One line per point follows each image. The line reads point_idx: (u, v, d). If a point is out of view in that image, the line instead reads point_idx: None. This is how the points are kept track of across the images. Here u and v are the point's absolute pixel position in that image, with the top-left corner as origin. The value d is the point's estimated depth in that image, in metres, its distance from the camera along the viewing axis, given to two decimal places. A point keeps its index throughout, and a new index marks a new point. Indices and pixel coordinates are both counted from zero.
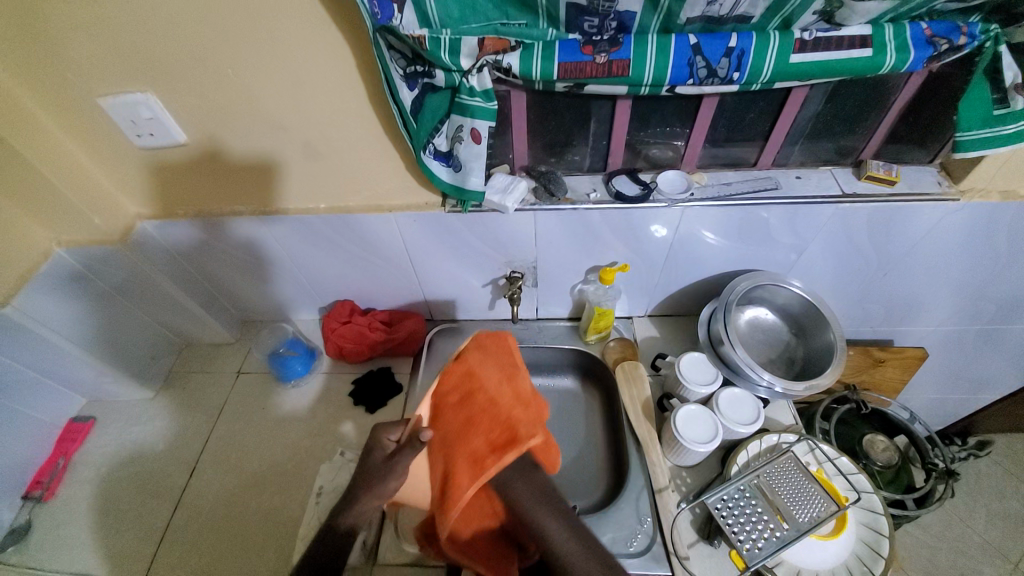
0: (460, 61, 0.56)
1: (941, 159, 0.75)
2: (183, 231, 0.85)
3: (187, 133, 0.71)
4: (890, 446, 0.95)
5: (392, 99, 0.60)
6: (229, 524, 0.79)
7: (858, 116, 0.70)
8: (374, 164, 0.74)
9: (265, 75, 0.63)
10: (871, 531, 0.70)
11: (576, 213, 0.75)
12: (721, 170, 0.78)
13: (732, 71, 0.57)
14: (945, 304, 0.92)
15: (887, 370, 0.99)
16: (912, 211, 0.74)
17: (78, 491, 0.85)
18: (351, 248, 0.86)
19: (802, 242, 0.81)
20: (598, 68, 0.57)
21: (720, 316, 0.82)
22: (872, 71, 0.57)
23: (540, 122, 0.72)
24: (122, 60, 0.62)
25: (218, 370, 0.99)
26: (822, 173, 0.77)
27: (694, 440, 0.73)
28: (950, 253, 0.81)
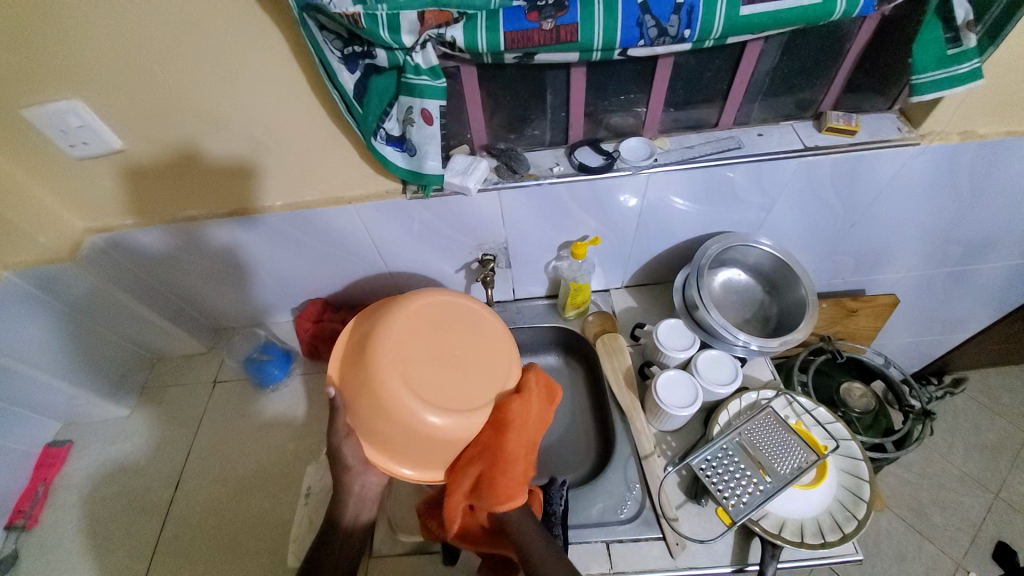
0: (401, 38, 0.53)
1: (900, 104, 0.75)
2: (136, 242, 0.81)
3: (124, 138, 0.67)
4: (866, 392, 0.98)
5: (332, 84, 0.58)
6: (221, 533, 0.79)
7: (814, 67, 0.70)
8: (329, 155, 0.71)
9: (197, 69, 0.59)
10: (851, 477, 0.72)
11: (542, 188, 0.74)
12: (684, 133, 0.77)
13: (683, 29, 0.55)
14: (913, 249, 0.93)
15: (861, 319, 1.01)
16: (875, 159, 0.74)
17: (62, 516, 0.82)
18: (316, 245, 0.84)
19: (769, 200, 0.80)
20: (545, 35, 0.55)
21: (693, 280, 0.83)
22: (823, 19, 0.56)
23: (495, 98, 0.69)
24: (37, 64, 0.57)
25: (193, 381, 0.97)
26: (784, 128, 0.76)
27: (675, 405, 0.74)
28: (914, 198, 0.82)
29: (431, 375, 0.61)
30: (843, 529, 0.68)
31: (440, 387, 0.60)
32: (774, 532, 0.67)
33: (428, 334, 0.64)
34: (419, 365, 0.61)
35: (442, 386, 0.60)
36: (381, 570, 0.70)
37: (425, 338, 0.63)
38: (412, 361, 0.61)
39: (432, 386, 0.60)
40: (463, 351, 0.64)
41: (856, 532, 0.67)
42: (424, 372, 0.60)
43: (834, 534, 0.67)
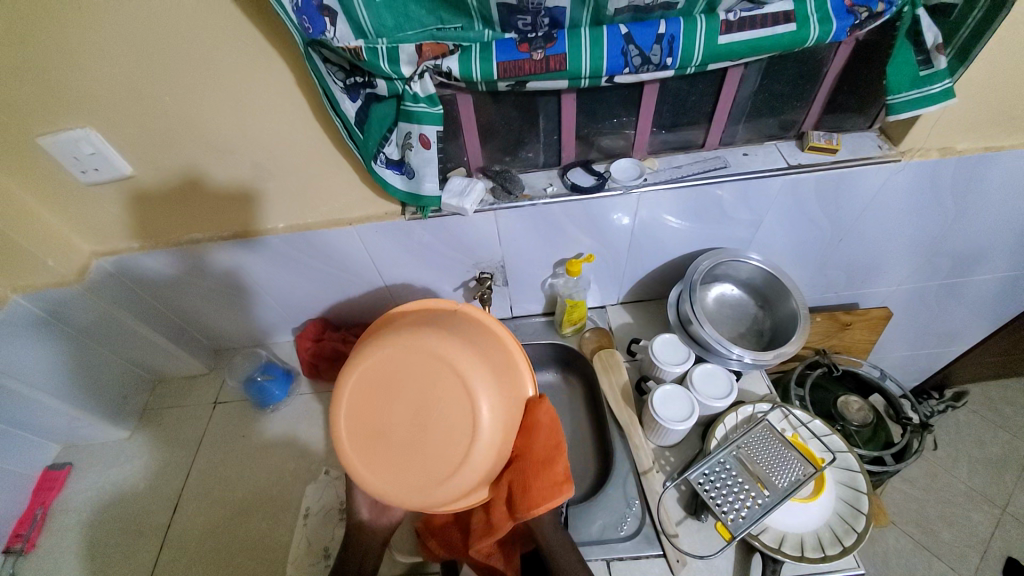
0: (400, 68, 0.57)
1: (879, 124, 0.78)
2: (142, 264, 0.83)
3: (134, 165, 0.70)
4: (863, 405, 0.98)
5: (335, 112, 0.61)
6: (218, 556, 0.78)
7: (794, 90, 0.73)
8: (330, 178, 0.74)
9: (207, 99, 0.63)
10: (849, 490, 0.72)
11: (536, 208, 0.76)
12: (672, 154, 0.80)
13: (664, 57, 0.58)
14: (902, 262, 0.95)
15: (856, 332, 1.02)
16: (857, 175, 0.76)
17: (59, 541, 0.82)
18: (317, 265, 0.86)
19: (758, 216, 0.83)
20: (536, 65, 0.58)
21: (686, 296, 0.84)
22: (797, 45, 0.59)
23: (490, 123, 0.72)
24: (56, 96, 0.60)
25: (193, 403, 0.97)
26: (768, 147, 0.79)
27: (672, 419, 0.74)
28: (899, 212, 0.84)
29: (417, 453, 0.59)
30: (844, 542, 0.67)
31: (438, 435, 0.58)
32: (774, 546, 0.66)
33: (383, 433, 0.60)
34: (400, 457, 0.59)
35: (438, 449, 0.58)
36: None
37: (374, 422, 0.60)
38: (392, 461, 0.59)
39: (433, 461, 0.58)
40: (408, 402, 0.59)
41: (856, 545, 0.67)
42: (409, 457, 0.59)
43: (834, 548, 0.67)
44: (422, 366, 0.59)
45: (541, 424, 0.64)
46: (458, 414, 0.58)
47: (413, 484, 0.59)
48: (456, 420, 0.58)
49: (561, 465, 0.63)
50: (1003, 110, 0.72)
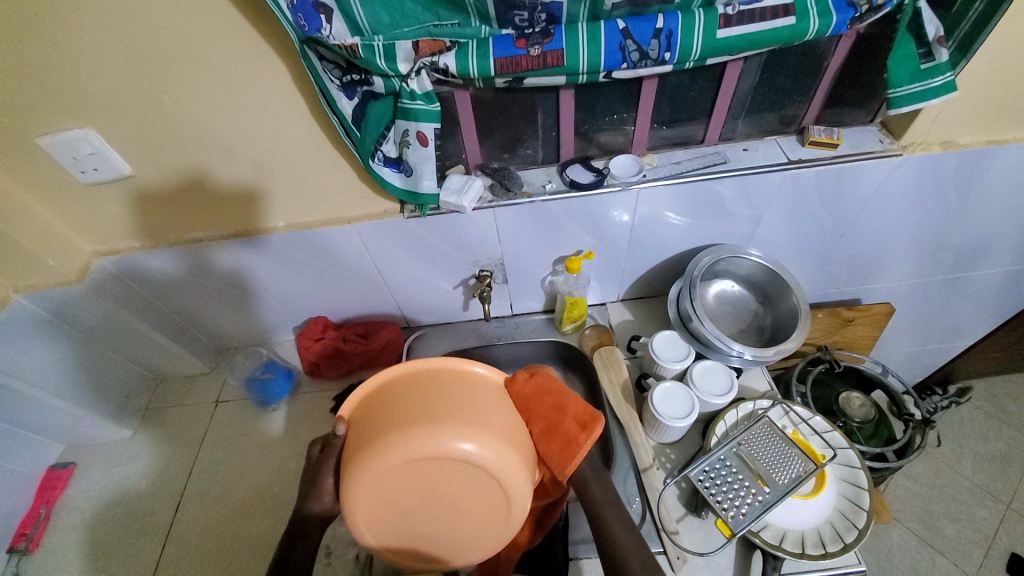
0: (397, 65, 0.57)
1: (880, 118, 0.77)
2: (142, 264, 0.83)
3: (133, 165, 0.70)
4: (865, 401, 0.97)
5: (332, 110, 0.60)
6: (220, 554, 0.78)
7: (794, 85, 0.73)
8: (329, 176, 0.74)
9: (204, 98, 0.62)
10: (851, 486, 0.72)
11: (535, 205, 0.76)
12: (671, 150, 0.79)
13: (663, 52, 0.58)
14: (905, 257, 0.94)
15: (858, 328, 1.01)
16: (858, 170, 0.76)
17: (63, 540, 0.82)
18: (316, 264, 0.86)
19: (758, 212, 0.82)
20: (533, 60, 0.58)
21: (687, 293, 0.84)
22: (797, 38, 0.58)
23: (488, 120, 0.72)
24: (55, 97, 0.61)
25: (195, 402, 0.98)
26: (768, 143, 0.79)
27: (672, 416, 0.74)
28: (902, 207, 0.83)
29: (460, 513, 0.55)
30: (845, 539, 0.67)
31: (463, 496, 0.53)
32: (774, 543, 0.66)
33: (421, 522, 0.55)
34: (451, 526, 0.56)
35: (477, 498, 0.54)
36: None
37: (408, 523, 0.55)
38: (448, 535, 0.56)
39: (481, 511, 0.55)
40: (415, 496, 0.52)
41: (857, 542, 0.66)
42: (460, 520, 0.55)
43: (835, 545, 0.67)
44: (406, 469, 0.50)
45: (530, 397, 0.59)
46: (469, 473, 0.51)
47: (479, 537, 0.56)
48: (463, 479, 0.52)
49: (568, 418, 0.59)
50: (1006, 103, 0.71)
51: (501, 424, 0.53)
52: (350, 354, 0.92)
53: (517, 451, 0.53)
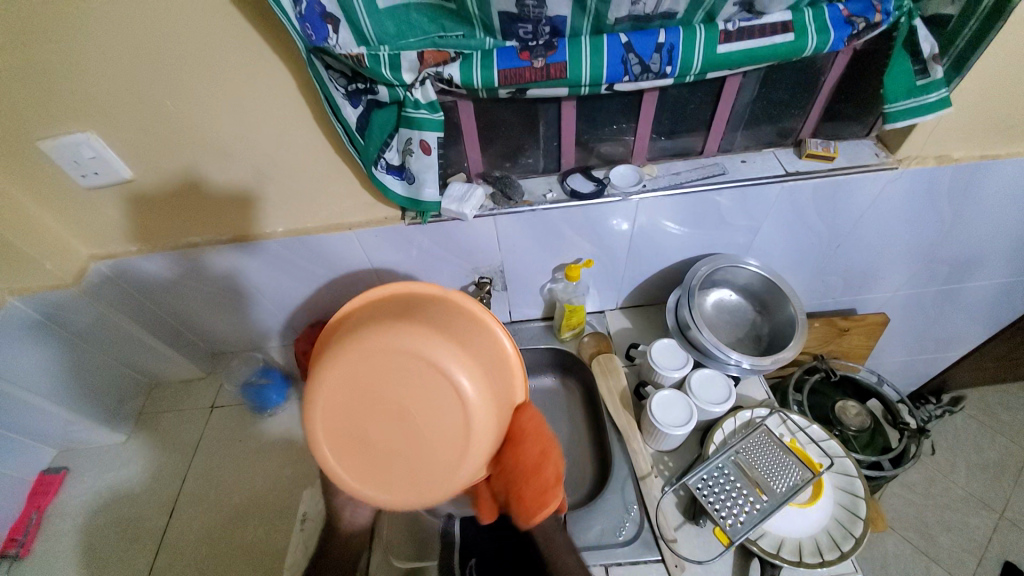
0: (402, 75, 0.57)
1: (876, 132, 0.79)
2: (140, 267, 0.83)
3: (134, 169, 0.70)
4: (861, 410, 0.99)
5: (336, 118, 0.61)
6: (214, 561, 0.77)
7: (792, 98, 0.74)
8: (331, 182, 0.74)
9: (207, 104, 0.63)
10: (847, 495, 0.72)
11: (536, 214, 0.76)
12: (671, 160, 0.80)
13: (664, 66, 0.59)
14: (899, 268, 0.96)
15: (853, 338, 1.03)
16: (854, 183, 0.77)
17: (55, 546, 0.81)
18: (316, 270, 0.86)
19: (756, 223, 0.83)
20: (537, 72, 0.58)
21: (685, 301, 0.84)
22: (795, 55, 0.60)
23: (489, 129, 0.73)
24: (57, 101, 0.61)
25: (192, 407, 0.97)
26: (766, 155, 0.80)
27: (670, 424, 0.75)
28: (897, 219, 0.85)
29: (407, 446, 0.53)
30: (841, 548, 0.68)
31: (420, 426, 0.53)
32: (772, 551, 0.67)
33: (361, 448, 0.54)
34: (406, 470, 0.54)
35: (430, 443, 0.53)
36: None
37: (353, 443, 0.54)
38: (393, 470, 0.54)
39: (437, 449, 0.53)
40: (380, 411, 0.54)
41: (854, 551, 0.67)
42: (404, 456, 0.54)
43: (832, 553, 0.67)
44: (387, 370, 0.53)
45: (527, 433, 0.58)
46: (440, 403, 0.52)
47: (424, 481, 0.53)
48: (434, 403, 0.52)
49: (551, 469, 0.58)
50: (998, 119, 0.73)
51: (491, 368, 0.55)
52: None
53: (493, 402, 0.55)
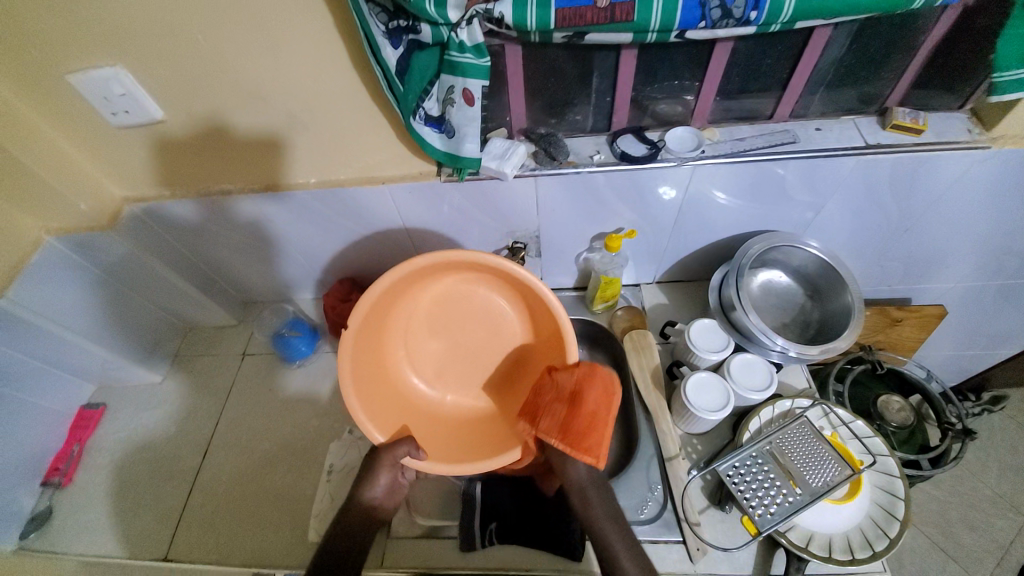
0: (447, 13, 0.50)
1: (971, 104, 0.69)
2: (173, 212, 0.81)
3: (164, 109, 0.67)
4: (904, 406, 0.94)
5: (376, 59, 0.56)
6: (244, 502, 0.81)
7: (883, 59, 0.65)
8: (365, 132, 0.70)
9: (234, 35, 0.58)
10: (885, 494, 0.69)
11: (580, 176, 0.71)
12: (734, 125, 0.73)
13: (749, 11, 0.51)
14: (969, 259, 0.87)
15: (904, 330, 0.96)
16: (939, 161, 0.68)
17: (97, 475, 0.86)
18: (347, 224, 0.83)
19: (819, 200, 0.76)
20: (599, 13, 0.51)
21: (732, 280, 0.79)
22: (900, 8, 0.51)
23: (537, 79, 0.66)
24: (84, 30, 0.57)
25: (224, 353, 0.99)
26: (844, 123, 0.71)
27: (705, 408, 0.71)
28: (978, 205, 0.76)
29: (477, 361, 0.78)
30: (874, 547, 0.65)
31: (465, 362, 0.78)
32: (800, 545, 0.65)
33: (456, 364, 0.78)
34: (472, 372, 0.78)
35: (479, 361, 0.78)
36: (402, 550, 0.71)
37: (450, 366, 0.78)
38: (467, 365, 0.78)
39: (485, 359, 0.78)
40: (436, 328, 0.77)
41: (887, 551, 0.65)
42: (478, 360, 0.78)
43: (863, 552, 0.65)
44: (390, 396, 0.72)
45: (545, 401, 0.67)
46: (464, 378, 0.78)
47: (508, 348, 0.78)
48: (461, 365, 0.78)
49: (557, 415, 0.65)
50: None
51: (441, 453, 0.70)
52: None
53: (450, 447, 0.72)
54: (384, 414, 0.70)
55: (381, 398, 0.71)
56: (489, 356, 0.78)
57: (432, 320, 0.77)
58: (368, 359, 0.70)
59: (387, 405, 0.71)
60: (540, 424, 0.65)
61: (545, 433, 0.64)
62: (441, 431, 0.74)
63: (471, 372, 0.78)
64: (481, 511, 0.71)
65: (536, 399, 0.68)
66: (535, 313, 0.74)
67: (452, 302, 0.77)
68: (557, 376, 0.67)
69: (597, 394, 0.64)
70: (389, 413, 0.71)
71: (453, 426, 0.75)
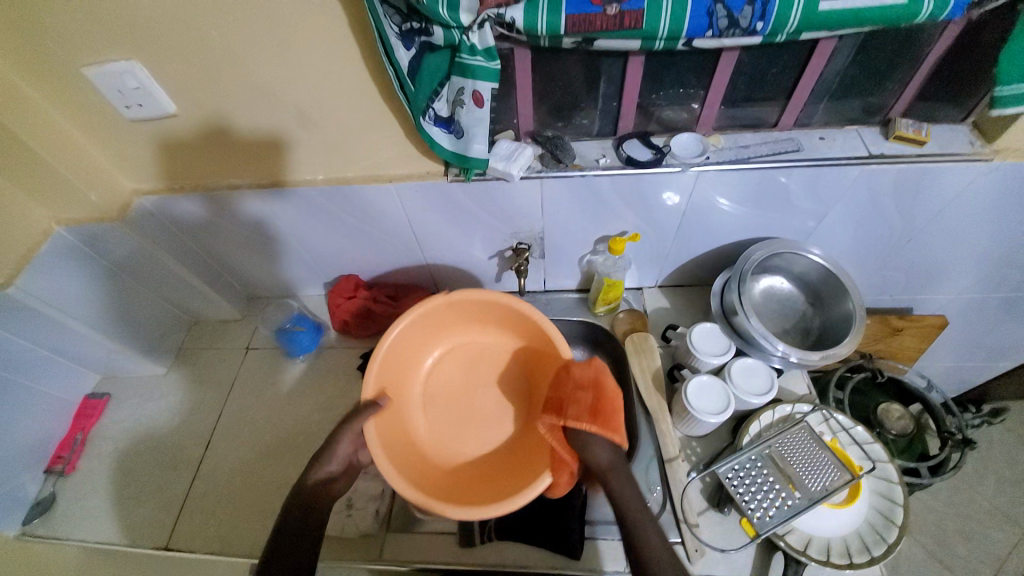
0: (460, 16, 0.51)
1: (974, 117, 0.69)
2: (182, 206, 0.82)
3: (177, 104, 0.68)
4: (904, 414, 0.96)
5: (388, 60, 0.57)
6: (245, 493, 0.81)
7: (887, 71, 0.65)
8: (373, 131, 0.71)
9: (249, 33, 0.59)
10: (884, 500, 0.70)
11: (585, 179, 0.72)
12: (739, 132, 0.73)
13: (755, 21, 0.52)
14: (970, 271, 0.88)
15: (905, 339, 0.97)
16: (942, 172, 0.69)
17: (99, 464, 0.87)
18: (354, 222, 0.84)
19: (822, 208, 0.77)
20: (608, 20, 0.52)
21: (735, 286, 0.80)
22: (907, 20, 0.52)
23: (546, 83, 0.67)
24: (102, 25, 0.58)
25: (228, 346, 1.00)
26: (848, 133, 0.72)
27: (704, 411, 0.72)
28: (979, 217, 0.76)
29: (469, 425, 0.74)
30: (872, 552, 0.66)
31: (462, 419, 0.75)
32: (799, 548, 0.65)
33: (446, 410, 0.75)
34: (456, 427, 0.74)
35: (473, 424, 0.74)
36: (400, 544, 0.72)
37: (444, 408, 0.76)
38: (460, 419, 0.75)
39: (475, 427, 0.74)
40: (464, 365, 0.79)
41: (885, 556, 0.65)
42: (467, 425, 0.74)
43: (862, 556, 0.65)
44: (396, 390, 0.72)
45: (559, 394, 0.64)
46: (440, 428, 0.74)
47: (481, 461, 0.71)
48: (456, 412, 0.76)
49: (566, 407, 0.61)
50: None
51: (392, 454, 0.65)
52: (380, 315, 0.92)
53: (396, 460, 0.64)
54: (392, 394, 0.71)
55: (393, 371, 0.72)
56: (488, 421, 0.75)
57: (473, 354, 0.80)
58: (410, 332, 0.74)
59: (388, 378, 0.71)
60: (568, 413, 0.60)
61: (554, 427, 0.61)
62: (405, 447, 0.69)
63: (456, 429, 0.74)
64: None
65: (558, 392, 0.64)
66: (546, 371, 0.74)
67: (486, 375, 0.78)
68: (574, 369, 0.65)
69: (586, 374, 0.64)
70: (391, 394, 0.71)
71: (411, 449, 0.69)
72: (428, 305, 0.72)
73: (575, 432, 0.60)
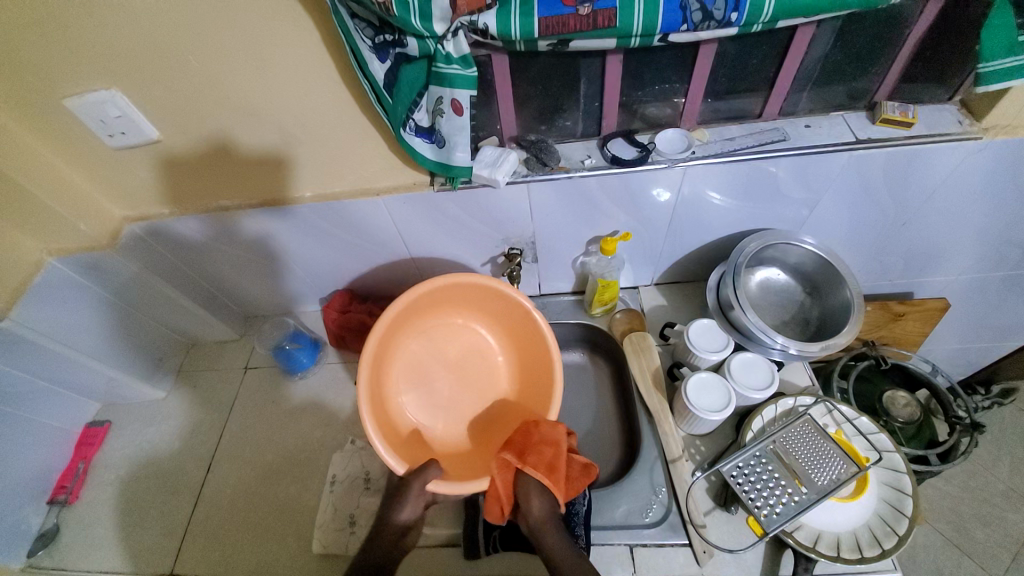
0: (433, 25, 0.51)
1: (961, 95, 0.69)
2: (173, 230, 0.82)
3: (160, 129, 0.68)
4: (911, 401, 0.93)
5: (363, 73, 0.57)
6: (248, 515, 0.81)
7: (869, 55, 0.65)
8: (357, 145, 0.71)
9: (226, 55, 0.59)
10: (893, 491, 0.68)
11: (572, 181, 0.71)
12: (723, 125, 0.73)
13: (729, 12, 0.51)
14: (968, 251, 0.86)
15: (908, 324, 0.95)
16: (931, 153, 0.68)
17: (102, 492, 0.87)
18: (344, 236, 0.84)
19: (813, 196, 0.76)
20: (582, 20, 0.52)
21: (729, 280, 0.79)
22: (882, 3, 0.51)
23: (526, 87, 0.67)
24: (81, 55, 0.58)
25: (226, 367, 1.00)
26: (834, 119, 0.71)
27: (707, 409, 0.71)
28: (972, 197, 0.75)
29: (441, 403, 0.79)
30: (884, 545, 0.64)
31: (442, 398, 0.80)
32: (808, 545, 0.64)
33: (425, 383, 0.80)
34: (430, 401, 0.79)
35: (449, 404, 0.79)
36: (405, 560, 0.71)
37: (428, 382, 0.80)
38: (439, 394, 0.80)
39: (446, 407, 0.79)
40: (464, 363, 0.82)
41: (897, 549, 0.63)
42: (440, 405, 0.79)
43: (873, 550, 0.64)
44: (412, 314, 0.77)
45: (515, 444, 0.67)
46: (418, 391, 0.79)
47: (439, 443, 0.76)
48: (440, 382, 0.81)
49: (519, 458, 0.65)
50: None
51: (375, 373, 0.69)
52: None
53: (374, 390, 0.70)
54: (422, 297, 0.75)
55: (414, 316, 0.77)
56: (456, 415, 0.79)
57: (477, 351, 0.83)
58: (444, 293, 0.77)
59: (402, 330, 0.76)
60: (527, 461, 0.64)
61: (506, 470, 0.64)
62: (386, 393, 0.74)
63: (430, 400, 0.79)
64: (483, 518, 0.72)
65: (524, 438, 0.67)
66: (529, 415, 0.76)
67: (484, 375, 0.82)
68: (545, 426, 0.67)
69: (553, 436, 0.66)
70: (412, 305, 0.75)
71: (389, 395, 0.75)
72: (459, 278, 0.75)
73: (523, 476, 0.64)
